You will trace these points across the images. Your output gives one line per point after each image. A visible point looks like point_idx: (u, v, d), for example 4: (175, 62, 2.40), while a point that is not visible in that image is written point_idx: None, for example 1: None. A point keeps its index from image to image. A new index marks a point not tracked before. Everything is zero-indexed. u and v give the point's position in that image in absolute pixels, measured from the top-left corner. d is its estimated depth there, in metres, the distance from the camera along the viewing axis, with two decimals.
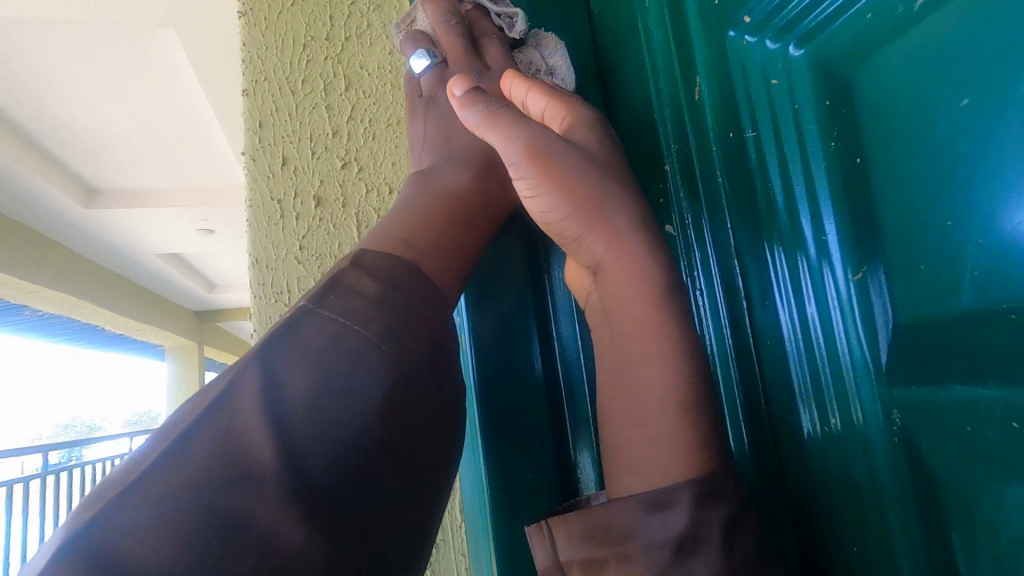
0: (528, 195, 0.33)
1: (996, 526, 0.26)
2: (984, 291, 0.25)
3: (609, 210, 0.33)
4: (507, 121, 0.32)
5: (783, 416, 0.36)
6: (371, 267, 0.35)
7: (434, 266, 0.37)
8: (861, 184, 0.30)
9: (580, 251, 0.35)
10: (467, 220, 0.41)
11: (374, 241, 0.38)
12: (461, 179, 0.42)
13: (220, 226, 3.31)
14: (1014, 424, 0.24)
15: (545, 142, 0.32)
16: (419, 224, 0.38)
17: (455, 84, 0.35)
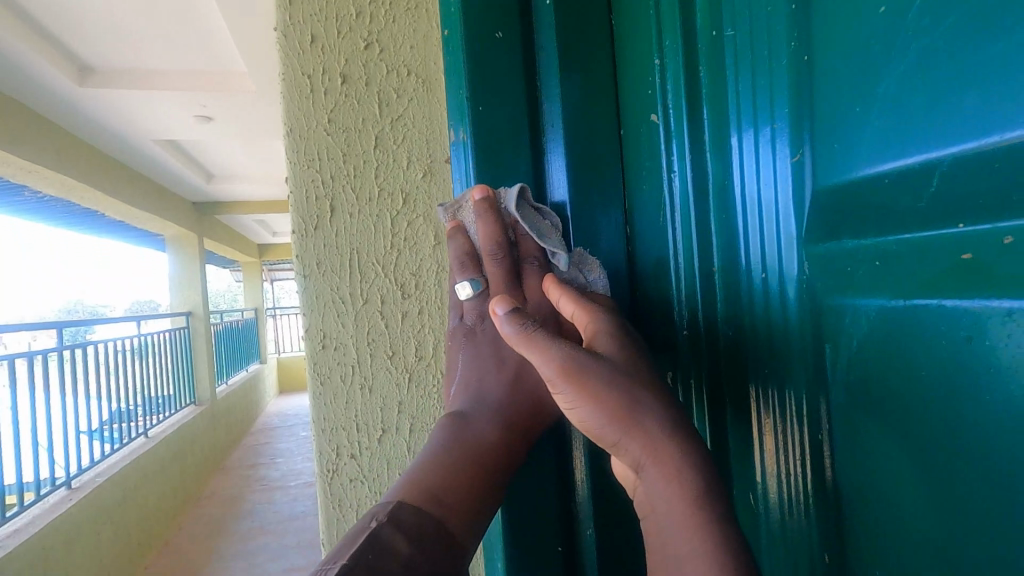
0: (568, 406, 0.41)
1: (851, 338, 0.35)
2: (875, 172, 0.32)
3: (642, 420, 0.40)
4: (541, 343, 0.41)
5: (727, 299, 0.45)
6: (402, 524, 0.44)
7: (456, 521, 0.46)
8: (807, 79, 0.37)
9: (618, 452, 0.41)
10: (489, 474, 0.49)
11: (411, 495, 0.46)
12: (490, 434, 0.51)
13: (218, 114, 3.28)
14: (876, 264, 0.33)
15: (576, 362, 0.40)
16: (450, 485, 0.47)
17: (497, 302, 0.44)
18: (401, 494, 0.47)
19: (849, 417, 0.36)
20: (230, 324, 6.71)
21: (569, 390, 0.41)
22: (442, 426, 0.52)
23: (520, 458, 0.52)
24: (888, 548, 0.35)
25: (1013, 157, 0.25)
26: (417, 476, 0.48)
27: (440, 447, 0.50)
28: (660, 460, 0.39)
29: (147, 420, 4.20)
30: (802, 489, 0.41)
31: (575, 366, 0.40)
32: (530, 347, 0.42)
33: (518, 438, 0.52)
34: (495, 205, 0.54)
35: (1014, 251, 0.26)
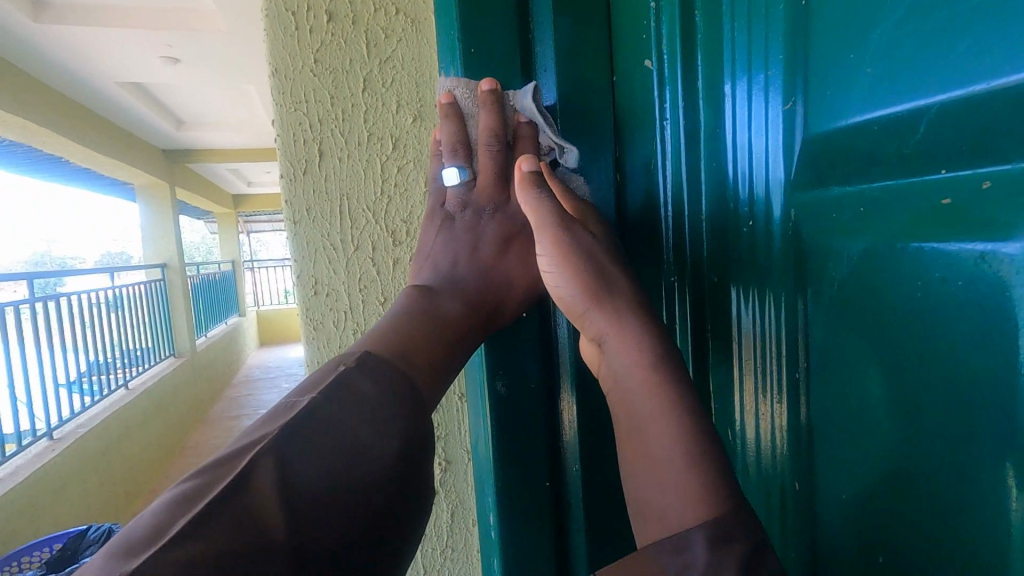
0: (546, 269, 0.46)
1: (831, 280, 0.37)
2: (866, 121, 0.33)
3: (611, 296, 0.43)
4: (541, 206, 0.45)
5: (716, 247, 0.47)
6: (369, 367, 0.44)
7: (421, 371, 0.46)
8: (804, 24, 0.37)
9: (584, 326, 0.45)
10: (448, 339, 0.50)
11: (374, 346, 0.46)
12: (451, 312, 0.52)
13: (186, 54, 3.11)
14: (860, 211, 0.34)
15: (560, 227, 0.44)
16: (409, 342, 0.47)
17: (523, 159, 0.47)
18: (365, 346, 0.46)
19: (824, 356, 0.38)
20: (207, 277, 6.59)
21: (554, 254, 0.45)
22: (407, 297, 0.52)
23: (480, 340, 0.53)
24: (850, 476, 0.38)
25: (997, 103, 0.26)
26: (380, 335, 0.48)
27: (403, 313, 0.50)
28: (620, 332, 0.41)
29: (126, 372, 4.17)
30: (777, 424, 0.43)
31: (562, 230, 0.44)
32: (535, 208, 0.45)
33: (481, 318, 0.53)
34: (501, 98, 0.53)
35: (990, 195, 0.27)
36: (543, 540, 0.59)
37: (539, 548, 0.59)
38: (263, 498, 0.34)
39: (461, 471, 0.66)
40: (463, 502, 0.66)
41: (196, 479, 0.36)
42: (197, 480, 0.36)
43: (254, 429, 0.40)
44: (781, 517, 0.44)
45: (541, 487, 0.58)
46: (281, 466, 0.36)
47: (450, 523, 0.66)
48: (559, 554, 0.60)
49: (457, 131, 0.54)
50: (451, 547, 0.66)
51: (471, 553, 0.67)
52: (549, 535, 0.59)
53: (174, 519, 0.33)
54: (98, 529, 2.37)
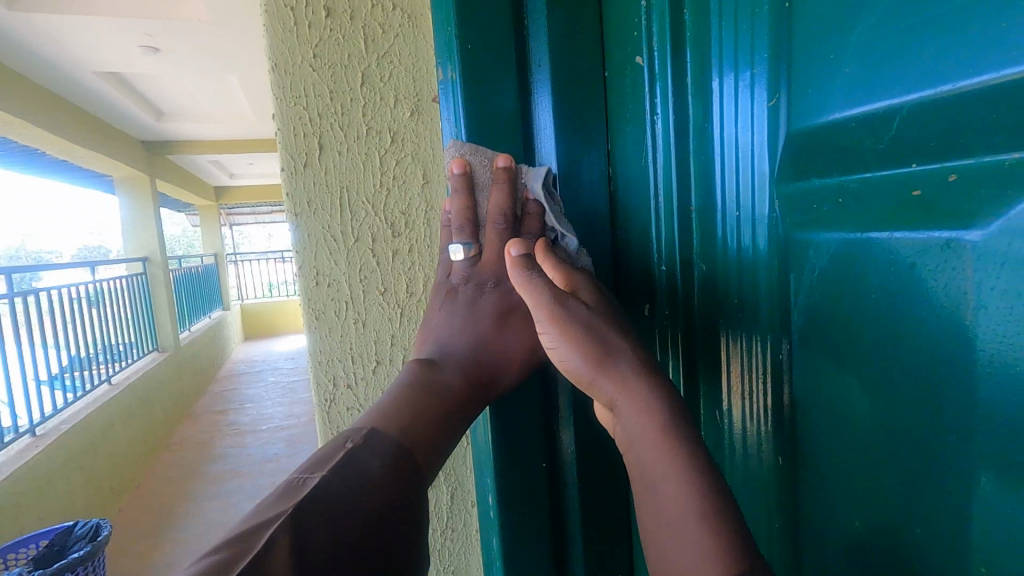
0: (550, 346, 0.46)
1: (812, 267, 0.40)
2: (845, 117, 0.35)
3: (616, 360, 0.44)
4: (534, 289, 0.46)
5: (705, 237, 0.49)
6: (374, 447, 0.46)
7: (422, 445, 0.48)
8: (788, 25, 0.39)
9: (593, 390, 0.45)
10: (448, 413, 0.51)
11: (378, 423, 0.48)
12: (454, 382, 0.53)
13: (165, 44, 3.06)
14: (838, 202, 0.37)
15: (559, 300, 0.45)
16: (410, 416, 0.49)
17: (513, 243, 0.48)
18: (369, 422, 0.48)
19: (805, 338, 0.41)
20: (189, 271, 6.52)
21: (553, 328, 0.45)
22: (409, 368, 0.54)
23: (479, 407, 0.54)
24: (828, 449, 0.40)
25: (962, 102, 0.29)
26: (385, 409, 0.49)
27: (405, 386, 0.52)
28: (631, 398, 0.42)
29: (108, 368, 4.13)
30: (762, 403, 0.46)
31: (557, 307, 0.45)
32: (530, 290, 0.46)
33: (478, 390, 0.54)
34: (512, 176, 0.55)
35: (956, 187, 0.30)
36: (540, 521, 0.61)
37: (537, 526, 0.61)
38: (281, 571, 0.35)
39: (461, 455, 0.68)
40: (463, 484, 0.68)
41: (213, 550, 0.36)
42: (216, 554, 0.36)
43: (264, 503, 0.41)
44: (765, 490, 0.47)
45: (538, 468, 0.61)
46: (298, 542, 0.37)
47: (450, 506, 0.69)
48: (555, 533, 0.62)
49: (466, 205, 0.56)
50: (451, 528, 0.69)
51: (471, 533, 0.69)
52: (547, 513, 0.62)
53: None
54: (85, 525, 2.36)
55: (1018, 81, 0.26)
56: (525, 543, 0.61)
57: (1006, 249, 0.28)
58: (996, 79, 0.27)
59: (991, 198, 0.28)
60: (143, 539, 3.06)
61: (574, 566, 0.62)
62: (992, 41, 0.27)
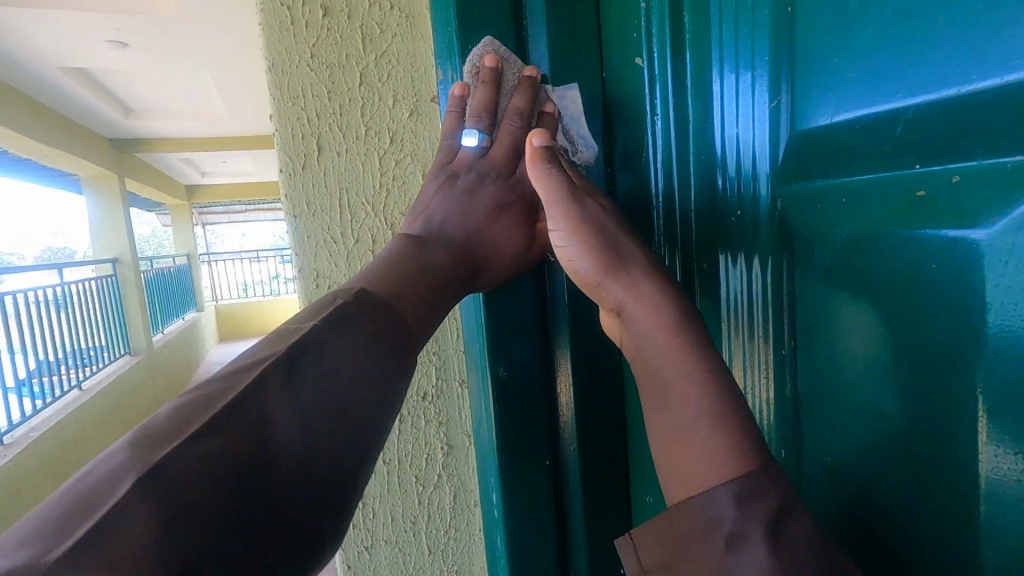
0: (558, 243, 0.46)
1: (818, 264, 0.41)
2: (850, 120, 0.36)
3: (627, 265, 0.44)
4: (548, 181, 0.46)
5: (708, 235, 0.50)
6: (368, 306, 0.44)
7: (415, 318, 0.47)
8: (790, 29, 0.40)
9: (599, 294, 0.45)
10: (440, 286, 0.50)
11: (371, 285, 0.46)
12: (443, 256, 0.52)
13: (134, 39, 2.98)
14: (843, 201, 0.38)
15: (569, 189, 0.45)
16: (404, 285, 0.47)
17: (535, 134, 0.48)
18: (360, 282, 0.47)
19: (809, 333, 0.42)
20: (162, 272, 6.36)
21: (565, 225, 0.45)
22: (396, 240, 0.52)
23: (469, 283, 0.53)
24: (833, 440, 0.42)
25: (965, 105, 0.30)
26: (376, 274, 0.48)
27: (397, 254, 0.51)
28: (640, 300, 0.42)
29: (79, 373, 4.02)
30: (765, 398, 0.47)
31: (572, 203, 0.45)
32: (547, 183, 0.46)
33: (469, 271, 0.53)
34: (536, 86, 0.55)
35: (961, 188, 0.31)
36: (543, 517, 0.62)
37: (541, 522, 0.62)
38: (264, 415, 0.36)
39: (462, 455, 0.68)
40: (465, 483, 0.69)
41: (202, 389, 0.38)
42: (197, 395, 0.37)
43: (257, 350, 0.42)
44: None
45: (541, 465, 0.62)
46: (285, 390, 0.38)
47: (453, 506, 0.69)
48: (558, 529, 0.63)
49: (485, 99, 0.55)
50: (454, 527, 0.70)
51: (474, 531, 0.70)
52: (550, 510, 0.63)
53: (187, 422, 0.35)
54: None
55: (1020, 87, 0.27)
56: (530, 540, 0.62)
57: (1011, 246, 0.29)
58: (1000, 85, 0.28)
59: (995, 199, 0.30)
60: None
61: (577, 562, 0.63)
62: (995, 49, 0.28)
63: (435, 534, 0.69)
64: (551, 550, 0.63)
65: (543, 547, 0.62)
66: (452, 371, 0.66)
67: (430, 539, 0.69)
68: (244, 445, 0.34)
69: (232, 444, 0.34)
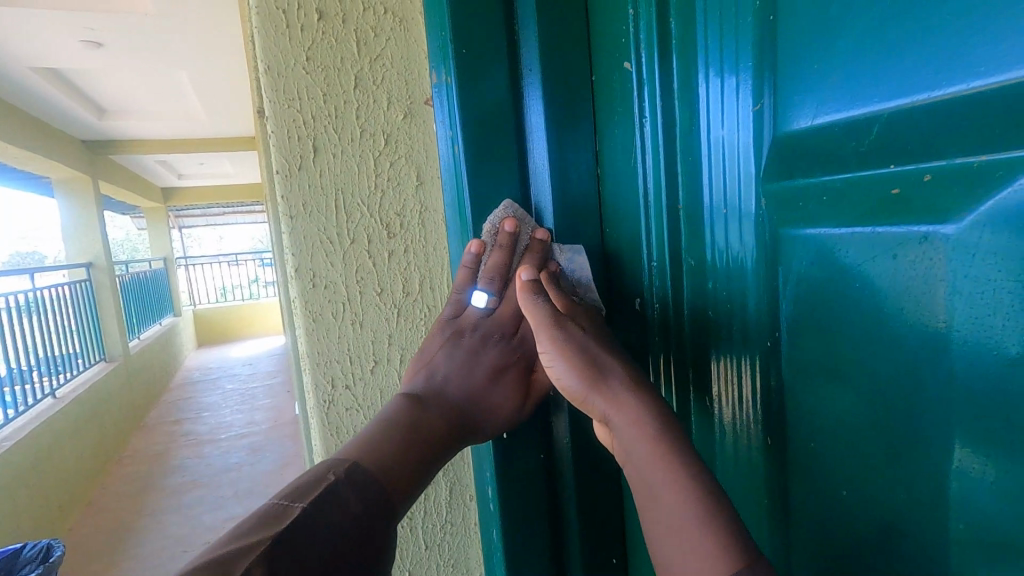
0: (547, 363, 0.49)
1: (800, 260, 0.43)
2: (830, 124, 0.38)
3: (607, 378, 0.46)
4: (536, 321, 0.48)
5: (694, 234, 0.52)
6: (355, 480, 0.47)
7: (399, 488, 0.50)
8: (771, 37, 0.42)
9: (588, 408, 0.48)
10: (425, 450, 0.53)
11: (363, 458, 0.50)
12: (433, 420, 0.55)
13: (108, 39, 2.93)
14: (824, 200, 0.40)
15: (558, 321, 0.48)
16: (395, 455, 0.51)
17: (524, 269, 0.50)
18: (350, 456, 0.50)
19: (792, 325, 0.44)
20: (137, 277, 6.22)
21: (551, 347, 0.48)
22: (393, 402, 0.56)
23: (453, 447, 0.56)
24: (815, 428, 0.44)
25: (936, 109, 0.32)
26: (367, 446, 0.51)
27: (386, 422, 0.54)
28: (623, 409, 0.45)
29: (52, 380, 3.91)
30: (750, 389, 0.50)
31: (556, 327, 0.48)
32: (533, 310, 0.48)
33: (459, 430, 0.57)
34: (546, 248, 0.58)
35: (931, 186, 0.33)
36: (537, 510, 0.64)
37: (534, 517, 0.64)
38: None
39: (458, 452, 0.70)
40: (461, 480, 0.70)
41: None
42: None
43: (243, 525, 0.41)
44: (755, 471, 0.51)
45: (535, 460, 0.63)
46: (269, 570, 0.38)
47: (448, 502, 0.70)
48: (552, 522, 0.65)
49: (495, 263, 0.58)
50: (451, 523, 0.71)
51: (470, 526, 0.72)
52: (544, 505, 0.64)
53: None
54: (34, 547, 2.23)
55: (989, 93, 0.30)
56: (524, 533, 0.63)
57: (982, 239, 0.31)
58: (966, 91, 0.31)
59: (965, 196, 0.32)
60: (97, 557, 2.93)
61: (571, 557, 0.64)
62: (962, 56, 0.31)
63: (431, 531, 0.70)
64: (545, 543, 0.64)
65: (537, 539, 0.64)
66: None
67: (426, 535, 0.70)
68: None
69: None
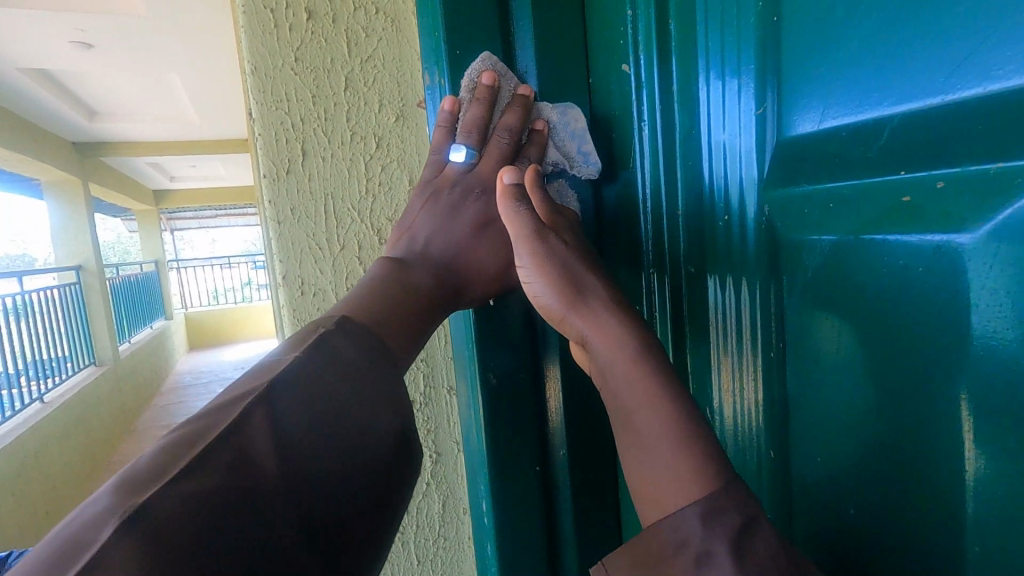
0: (525, 282, 0.47)
1: (806, 267, 0.41)
2: (838, 129, 0.37)
3: (587, 299, 0.44)
4: (512, 220, 0.47)
5: (694, 241, 0.50)
6: (348, 330, 0.44)
7: (398, 341, 0.47)
8: (775, 38, 0.41)
9: (565, 327, 0.45)
10: (422, 310, 0.50)
11: (353, 312, 0.46)
12: (424, 283, 0.51)
13: (99, 40, 2.90)
14: (830, 207, 0.39)
15: (532, 227, 0.46)
16: (386, 310, 0.47)
17: (505, 172, 0.48)
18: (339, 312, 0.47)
19: (797, 335, 0.43)
20: (128, 280, 6.17)
21: (529, 262, 0.46)
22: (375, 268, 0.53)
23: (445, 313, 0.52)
24: (821, 440, 0.42)
25: (949, 114, 0.31)
26: (356, 303, 0.48)
27: (373, 283, 0.50)
28: (603, 334, 0.42)
29: (40, 384, 3.86)
30: (752, 400, 0.48)
31: (537, 240, 0.46)
32: (513, 219, 0.47)
33: (449, 295, 0.53)
34: (530, 104, 0.54)
35: (945, 194, 0.32)
36: (532, 524, 0.62)
37: (530, 532, 0.62)
38: (261, 463, 0.34)
39: (452, 462, 0.68)
40: (455, 490, 0.68)
41: (185, 430, 0.36)
42: (181, 434, 0.36)
43: (240, 385, 0.40)
44: (759, 484, 0.49)
45: (531, 471, 0.62)
46: (272, 419, 0.36)
47: (441, 514, 0.68)
48: (547, 536, 0.63)
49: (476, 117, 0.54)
50: (443, 536, 0.69)
51: (463, 539, 0.70)
52: (540, 520, 0.63)
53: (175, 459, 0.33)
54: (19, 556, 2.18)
55: (1006, 97, 0.29)
56: (518, 546, 0.61)
57: (998, 251, 0.30)
58: (983, 95, 0.30)
59: (980, 205, 0.31)
60: None
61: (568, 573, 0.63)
62: (976, 59, 0.30)
63: (423, 544, 0.68)
64: (540, 557, 0.62)
65: (531, 553, 0.62)
66: (443, 379, 0.66)
67: (418, 548, 0.68)
68: (241, 480, 0.33)
69: (226, 481, 0.32)
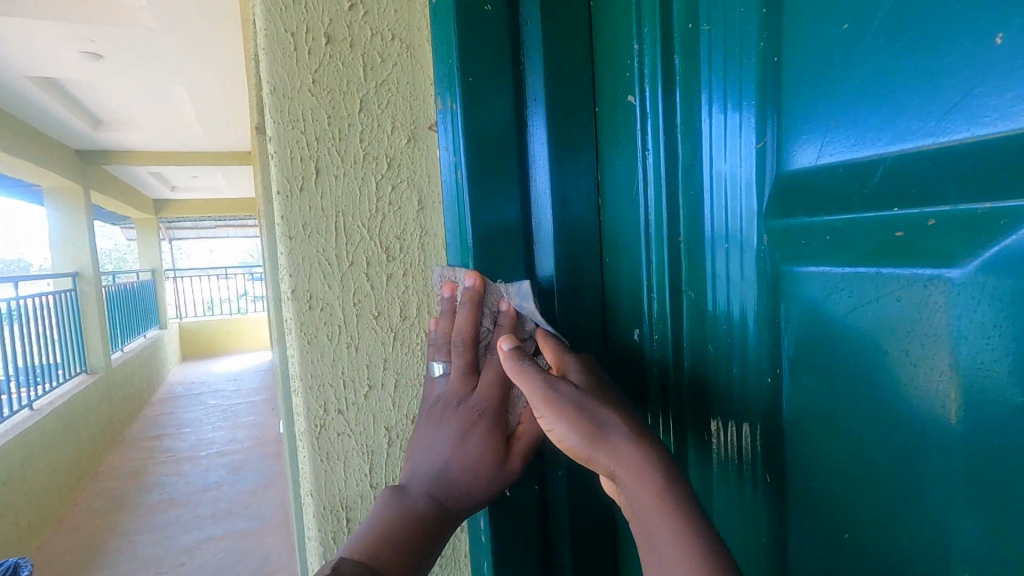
0: (547, 426, 0.46)
1: (804, 297, 0.43)
2: (833, 165, 0.39)
3: (607, 433, 0.44)
4: (524, 375, 0.47)
5: (695, 268, 0.52)
6: (345, 572, 0.48)
7: (393, 572, 0.50)
8: (775, 77, 0.43)
9: (592, 464, 0.44)
10: (423, 532, 0.53)
11: (352, 551, 0.50)
12: (423, 506, 0.55)
13: (107, 51, 2.94)
14: (826, 238, 0.40)
15: (552, 389, 0.46)
16: (384, 546, 0.51)
17: (502, 339, 0.50)
18: (339, 552, 0.51)
19: (794, 362, 0.44)
20: (123, 288, 6.14)
21: (546, 409, 0.46)
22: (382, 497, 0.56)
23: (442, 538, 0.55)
24: (815, 468, 0.44)
25: (938, 155, 0.33)
26: (356, 542, 0.52)
27: (377, 516, 0.54)
28: (625, 467, 0.42)
29: (30, 392, 3.81)
30: (749, 424, 0.49)
31: (547, 387, 0.46)
32: (523, 377, 0.47)
33: (450, 512, 0.55)
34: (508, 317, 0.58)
35: (936, 230, 0.34)
36: (529, 545, 0.62)
37: (526, 553, 0.62)
38: None
39: None
40: None
41: None
42: None
43: None
44: (754, 510, 0.50)
45: (530, 493, 0.62)
46: None
47: None
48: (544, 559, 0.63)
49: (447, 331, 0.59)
50: (441, 554, 0.69)
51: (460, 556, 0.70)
52: (536, 542, 0.63)
53: None
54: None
55: (991, 142, 0.30)
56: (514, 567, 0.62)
57: (986, 285, 0.32)
58: (970, 138, 0.31)
59: (968, 242, 0.32)
60: None
61: None
62: (966, 104, 0.31)
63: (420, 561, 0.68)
64: None
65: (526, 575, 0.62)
66: None
67: None
68: None
69: None
